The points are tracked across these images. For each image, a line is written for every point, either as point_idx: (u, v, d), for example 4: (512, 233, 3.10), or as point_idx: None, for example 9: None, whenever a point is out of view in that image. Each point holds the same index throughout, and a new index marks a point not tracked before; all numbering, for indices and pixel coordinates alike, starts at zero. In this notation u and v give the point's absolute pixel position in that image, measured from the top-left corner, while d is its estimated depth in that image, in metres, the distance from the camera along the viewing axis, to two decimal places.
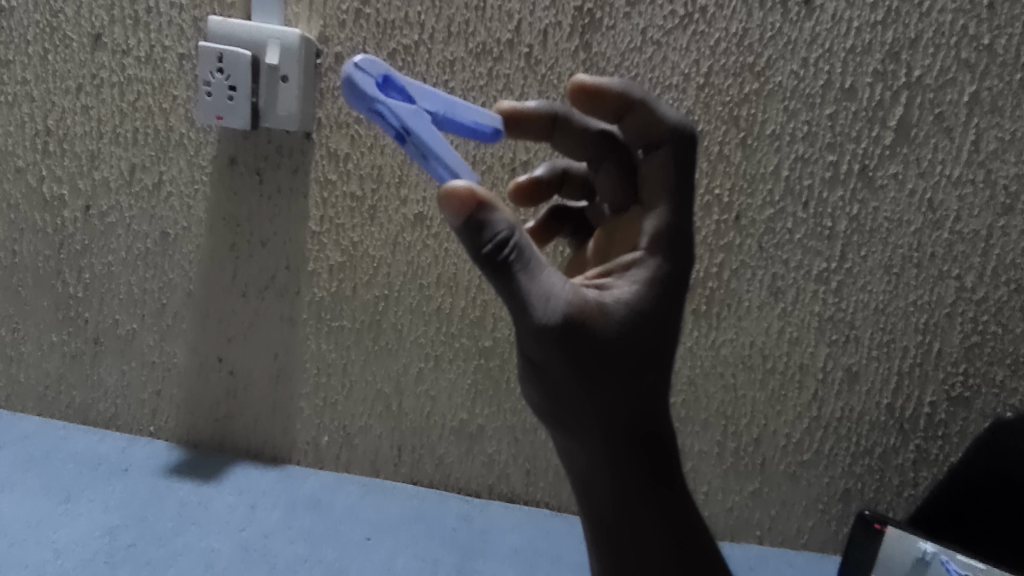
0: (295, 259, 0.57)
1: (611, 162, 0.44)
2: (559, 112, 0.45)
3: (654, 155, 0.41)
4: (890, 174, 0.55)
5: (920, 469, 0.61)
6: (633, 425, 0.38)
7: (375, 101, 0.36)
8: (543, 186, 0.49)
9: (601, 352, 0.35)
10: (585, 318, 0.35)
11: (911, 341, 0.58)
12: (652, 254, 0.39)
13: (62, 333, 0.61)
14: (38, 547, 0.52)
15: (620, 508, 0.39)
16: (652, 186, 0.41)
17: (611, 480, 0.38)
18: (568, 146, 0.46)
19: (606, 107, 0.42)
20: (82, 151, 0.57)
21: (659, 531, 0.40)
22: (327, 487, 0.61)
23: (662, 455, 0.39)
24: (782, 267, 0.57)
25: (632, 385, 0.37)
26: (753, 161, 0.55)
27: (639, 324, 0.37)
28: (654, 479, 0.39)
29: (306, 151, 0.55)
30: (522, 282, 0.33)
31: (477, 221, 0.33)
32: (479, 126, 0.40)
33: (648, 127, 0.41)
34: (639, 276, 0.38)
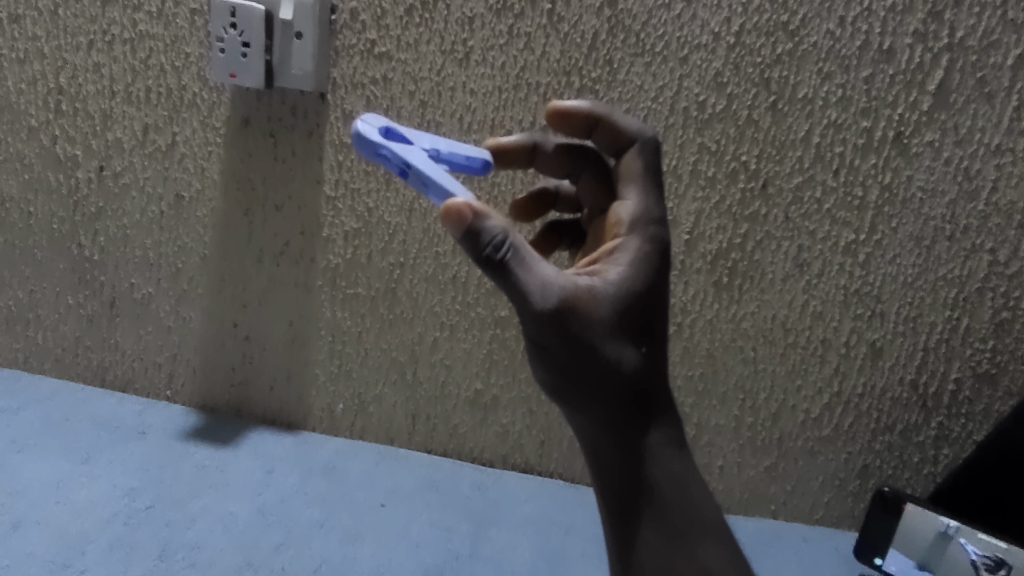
0: (310, 224, 0.57)
1: (588, 172, 0.44)
2: (539, 140, 0.46)
3: (625, 155, 0.42)
4: (925, 141, 0.53)
5: (941, 446, 0.60)
6: (636, 398, 0.37)
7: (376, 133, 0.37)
8: (534, 206, 0.48)
9: (601, 332, 0.35)
10: (579, 302, 0.34)
11: (939, 317, 0.57)
12: (634, 237, 0.39)
13: (78, 296, 0.61)
14: (59, 508, 0.52)
15: (630, 485, 0.38)
16: (625, 180, 0.41)
17: (620, 455, 0.37)
18: (549, 167, 0.46)
19: (576, 126, 0.43)
20: (94, 111, 0.57)
21: (671, 505, 0.38)
22: (342, 454, 0.61)
23: (665, 425, 0.39)
24: (809, 239, 0.56)
25: (634, 359, 0.36)
26: (783, 126, 0.53)
27: (633, 301, 0.36)
28: (661, 450, 0.38)
29: (321, 113, 0.54)
30: (519, 275, 0.32)
31: (471, 224, 0.32)
32: (469, 157, 0.41)
33: (614, 137, 0.42)
34: (624, 260, 0.38)
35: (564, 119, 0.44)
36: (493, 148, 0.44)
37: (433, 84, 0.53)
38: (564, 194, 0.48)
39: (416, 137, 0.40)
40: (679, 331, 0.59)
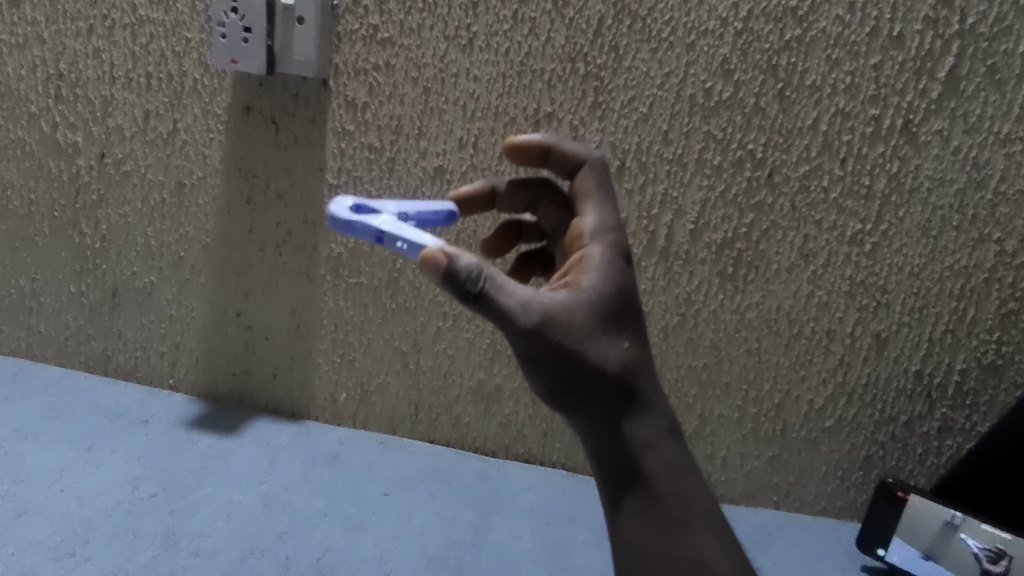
0: (312, 212, 0.56)
1: (548, 199, 0.46)
2: (498, 182, 0.47)
3: (579, 174, 0.44)
4: (934, 130, 0.52)
5: (945, 438, 0.60)
6: (627, 396, 0.37)
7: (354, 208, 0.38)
8: (501, 241, 0.49)
9: (586, 338, 0.35)
10: (560, 313, 0.35)
11: (945, 307, 0.56)
12: (601, 242, 0.40)
13: (80, 285, 0.61)
14: (62, 496, 0.52)
15: (631, 484, 0.37)
16: (584, 195, 0.43)
17: (617, 455, 0.37)
18: (511, 200, 0.47)
19: (531, 158, 0.45)
20: (95, 97, 0.56)
21: (675, 500, 0.37)
22: (345, 443, 0.61)
23: (659, 421, 0.38)
24: (815, 229, 0.55)
25: (623, 360, 0.36)
26: (790, 114, 0.52)
27: (613, 304, 0.37)
28: (658, 445, 0.38)
29: (323, 99, 0.54)
30: (500, 298, 0.33)
31: (444, 261, 0.32)
32: (440, 211, 0.44)
33: (566, 163, 0.44)
34: (595, 266, 0.39)
35: (516, 153, 0.45)
36: (454, 198, 0.46)
37: (436, 71, 0.53)
38: (528, 224, 0.49)
39: (384, 205, 0.43)
40: (684, 322, 0.58)
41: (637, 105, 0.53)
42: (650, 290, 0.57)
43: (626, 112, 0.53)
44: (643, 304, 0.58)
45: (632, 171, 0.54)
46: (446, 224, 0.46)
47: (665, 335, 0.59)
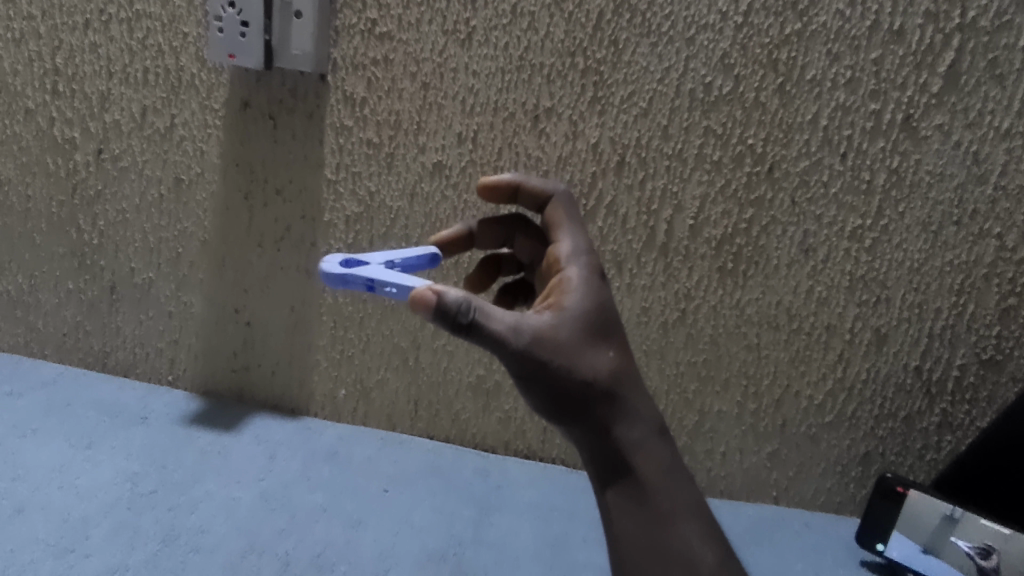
0: (311, 208, 0.56)
1: (523, 232, 0.47)
2: (475, 225, 0.49)
3: (549, 205, 0.45)
4: (934, 125, 0.52)
5: (944, 433, 0.60)
6: (614, 402, 0.37)
7: (345, 260, 0.40)
8: (483, 276, 0.50)
9: (574, 353, 0.36)
10: (547, 334, 0.36)
11: (945, 302, 0.56)
12: (577, 263, 0.41)
13: (78, 281, 0.61)
14: (61, 493, 0.51)
15: (624, 487, 0.36)
16: (555, 223, 0.44)
17: (610, 461, 0.37)
18: (489, 239, 0.49)
19: (503, 198, 0.47)
20: (91, 92, 0.56)
21: (666, 499, 0.37)
22: (345, 440, 0.61)
23: (646, 423, 0.38)
24: (815, 224, 0.55)
25: (610, 368, 0.37)
26: (790, 109, 0.52)
27: (594, 319, 0.38)
28: (647, 446, 0.38)
29: (321, 94, 0.53)
30: (491, 325, 0.34)
31: (433, 298, 0.33)
32: (423, 254, 0.45)
33: (536, 199, 0.46)
34: (574, 285, 0.40)
35: (488, 196, 0.47)
36: (436, 242, 0.48)
37: (435, 66, 0.52)
38: (507, 257, 0.50)
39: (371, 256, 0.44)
40: (683, 318, 0.58)
41: (637, 100, 0.52)
42: (650, 286, 0.57)
43: (626, 107, 0.53)
44: (643, 300, 0.58)
45: (631, 166, 0.54)
46: (430, 266, 0.47)
47: (664, 330, 0.59)
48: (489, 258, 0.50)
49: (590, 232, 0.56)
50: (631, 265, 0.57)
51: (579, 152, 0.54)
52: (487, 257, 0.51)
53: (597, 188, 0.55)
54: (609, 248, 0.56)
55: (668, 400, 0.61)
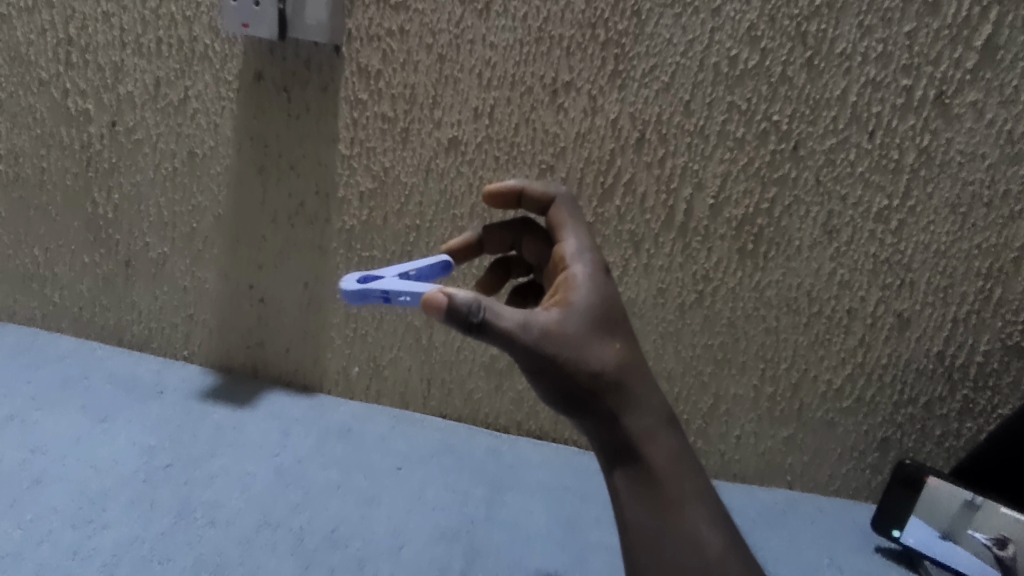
0: (325, 183, 0.56)
1: (529, 235, 0.48)
2: (482, 231, 0.49)
3: (552, 207, 0.46)
4: (968, 102, 0.50)
5: (964, 420, 0.59)
6: (623, 391, 0.37)
7: (362, 276, 0.41)
8: (493, 280, 0.51)
9: (583, 346, 0.37)
10: (555, 330, 0.36)
11: (971, 287, 0.55)
12: (582, 259, 0.42)
13: (94, 255, 0.61)
14: (79, 465, 0.51)
15: (632, 474, 0.37)
16: (558, 222, 0.45)
17: (618, 450, 0.37)
18: (496, 245, 0.49)
19: (508, 203, 0.47)
20: (105, 63, 0.55)
21: (673, 484, 0.37)
22: (358, 418, 0.61)
23: (655, 411, 0.38)
24: (839, 204, 0.54)
25: (618, 359, 0.38)
26: (818, 84, 0.51)
27: (601, 315, 0.38)
28: (655, 434, 0.38)
29: (335, 67, 0.52)
30: (501, 323, 0.34)
31: (444, 300, 0.34)
32: (435, 262, 0.46)
33: (539, 202, 0.47)
34: (580, 280, 0.40)
35: (492, 202, 0.48)
36: (446, 251, 0.48)
37: (451, 37, 0.51)
38: (516, 260, 0.51)
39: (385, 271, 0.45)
40: (701, 299, 0.57)
41: (659, 74, 0.51)
42: (667, 267, 0.56)
43: (647, 82, 0.51)
44: (660, 281, 0.57)
45: (651, 143, 0.53)
46: (443, 275, 0.47)
47: (681, 312, 0.58)
48: (498, 262, 0.50)
49: (607, 210, 0.55)
50: (648, 245, 0.56)
51: (598, 128, 0.53)
52: (497, 261, 0.51)
53: (616, 165, 0.54)
54: (627, 227, 0.55)
55: (683, 383, 0.60)
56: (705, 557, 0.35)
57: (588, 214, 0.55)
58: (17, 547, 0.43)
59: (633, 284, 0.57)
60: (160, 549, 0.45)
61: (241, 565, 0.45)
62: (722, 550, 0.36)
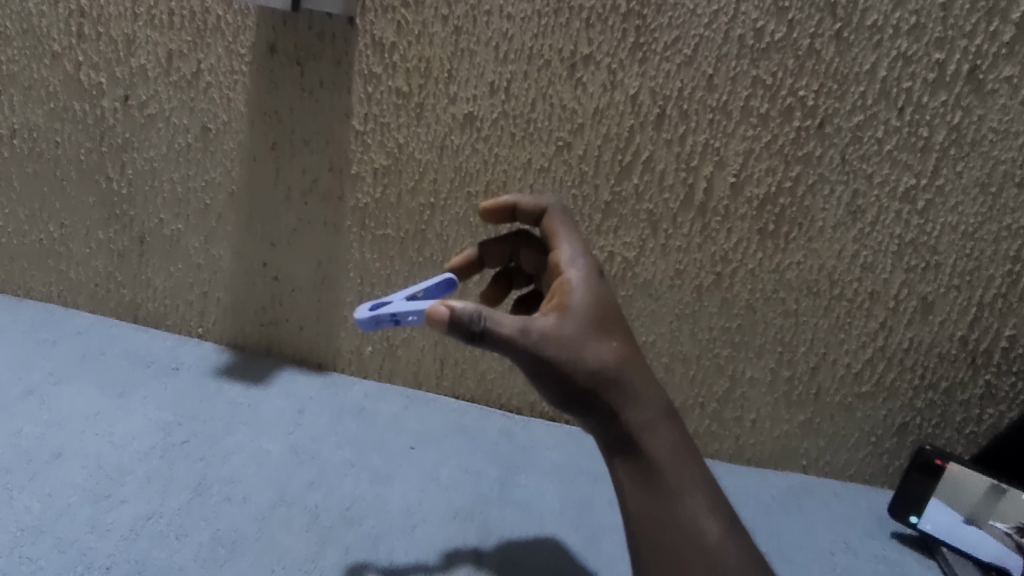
0: (338, 160, 0.55)
1: (525, 245, 0.48)
2: (480, 247, 0.50)
3: (544, 217, 0.47)
4: (1003, 77, 0.48)
5: (986, 406, 0.58)
6: (622, 389, 0.39)
7: (372, 304, 0.43)
8: (497, 292, 0.51)
9: (582, 348, 0.38)
10: (554, 334, 0.38)
11: (998, 270, 0.53)
12: (577, 262, 0.43)
13: (108, 231, 0.61)
14: (96, 439, 0.50)
15: (633, 466, 0.39)
16: (552, 230, 0.46)
17: (619, 444, 0.39)
18: (496, 260, 0.49)
19: (503, 218, 0.48)
20: (117, 35, 0.55)
21: (671, 473, 0.39)
22: (371, 397, 0.61)
23: (654, 406, 0.40)
24: (865, 183, 0.52)
25: (616, 356, 0.39)
26: (847, 58, 0.49)
27: (597, 317, 0.40)
28: (654, 426, 0.40)
29: (349, 39, 0.52)
30: (502, 330, 0.36)
31: (448, 313, 0.36)
32: (440, 280, 0.47)
33: (533, 214, 0.47)
34: (576, 284, 0.42)
35: (488, 218, 0.48)
36: (449, 269, 0.49)
37: (467, 8, 0.50)
38: (517, 271, 0.51)
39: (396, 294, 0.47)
40: (719, 281, 0.56)
41: (682, 47, 0.50)
42: (685, 248, 0.55)
43: (669, 55, 0.50)
44: (677, 262, 0.56)
45: (672, 119, 0.51)
46: (450, 291, 0.48)
47: (698, 294, 0.57)
48: (500, 275, 0.51)
49: (625, 189, 0.54)
50: (666, 225, 0.55)
51: (617, 104, 0.51)
52: (499, 273, 0.51)
53: (634, 143, 0.52)
54: (645, 207, 0.54)
55: (699, 365, 0.60)
56: (703, 542, 0.37)
57: (605, 193, 0.54)
58: (36, 521, 0.43)
59: (650, 265, 0.56)
60: (177, 524, 0.44)
61: (258, 541, 0.44)
62: (720, 535, 0.38)
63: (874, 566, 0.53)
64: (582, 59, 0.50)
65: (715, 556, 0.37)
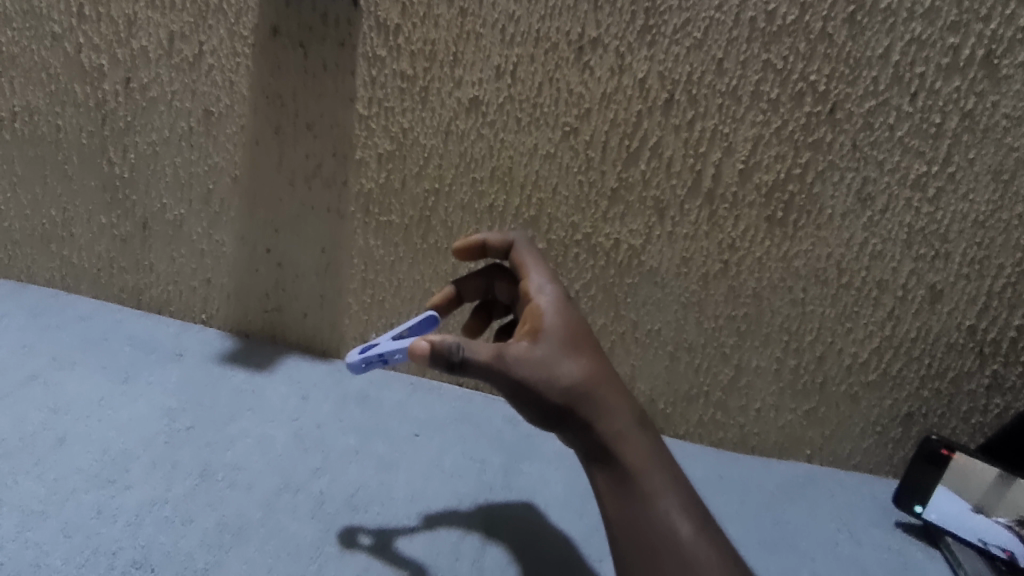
0: (342, 145, 0.54)
1: (499, 277, 0.51)
2: (456, 284, 0.52)
3: (511, 250, 0.50)
4: (1018, 62, 0.47)
5: (993, 396, 0.57)
6: (593, 399, 0.40)
7: (360, 348, 0.47)
8: (477, 324, 0.52)
9: (552, 365, 0.40)
10: (525, 353, 0.40)
11: (1009, 259, 0.53)
12: (545, 290, 0.46)
13: (111, 216, 0.60)
14: (101, 425, 0.50)
15: (609, 473, 0.40)
16: (520, 262, 0.49)
17: (593, 451, 0.40)
18: (473, 294, 0.52)
19: (475, 255, 0.50)
20: (118, 17, 0.54)
21: (645, 477, 0.39)
22: (376, 384, 0.61)
23: (625, 413, 0.41)
24: (875, 170, 0.51)
25: (587, 371, 0.41)
26: (859, 41, 0.48)
27: (565, 334, 0.42)
28: (628, 434, 0.41)
29: (353, 21, 0.51)
30: (479, 356, 0.38)
31: (427, 346, 0.38)
32: (422, 318, 0.49)
33: (501, 249, 0.50)
34: (545, 308, 0.44)
35: (459, 256, 0.50)
36: (431, 306, 0.51)
37: None
38: (494, 302, 0.52)
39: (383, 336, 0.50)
40: (726, 269, 0.56)
41: (691, 29, 0.49)
42: (693, 235, 0.55)
43: (678, 38, 0.49)
44: (684, 250, 0.55)
45: (681, 104, 0.51)
46: (434, 327, 0.50)
47: (705, 282, 0.56)
48: (479, 307, 0.53)
49: (632, 175, 0.53)
50: (673, 212, 0.54)
51: (625, 88, 0.51)
52: (477, 306, 0.53)
53: (642, 128, 0.52)
54: (652, 194, 0.54)
55: (704, 354, 0.59)
56: (680, 542, 0.37)
57: (611, 179, 0.53)
58: (41, 506, 0.43)
59: (656, 253, 0.56)
60: (183, 509, 0.44)
61: (263, 527, 0.44)
62: (697, 536, 0.37)
63: (879, 556, 0.53)
64: (590, 42, 0.50)
65: (691, 554, 0.36)
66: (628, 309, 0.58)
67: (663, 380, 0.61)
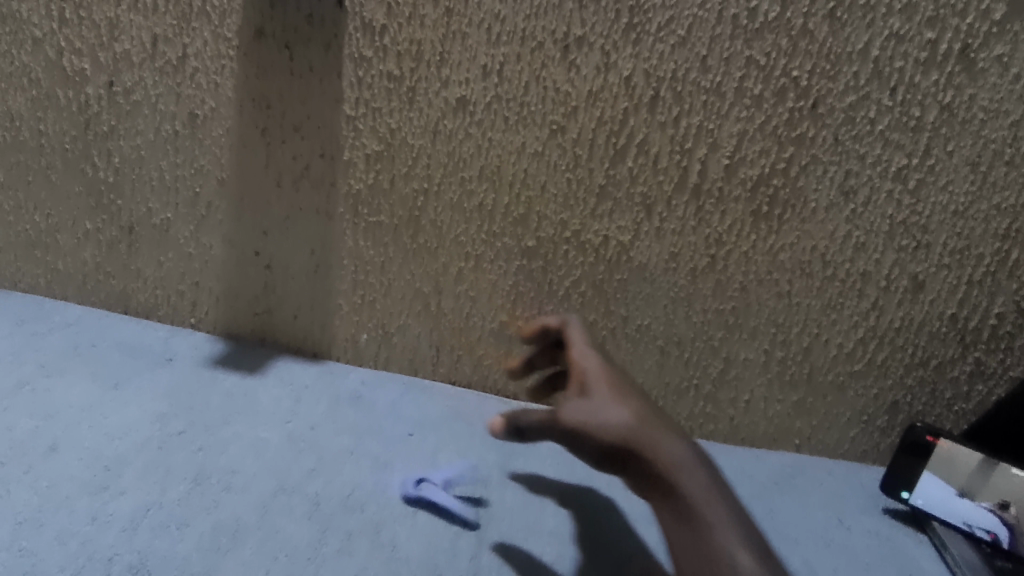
0: (330, 146, 0.54)
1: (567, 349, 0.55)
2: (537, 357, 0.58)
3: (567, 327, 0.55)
4: (994, 56, 0.49)
5: (975, 382, 0.59)
6: (646, 440, 0.42)
7: None
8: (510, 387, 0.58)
9: (601, 415, 0.44)
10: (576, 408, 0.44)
11: (988, 248, 0.54)
12: (590, 355, 0.50)
13: (96, 221, 0.60)
14: (92, 431, 0.50)
15: (666, 509, 0.40)
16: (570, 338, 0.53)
17: (649, 490, 0.42)
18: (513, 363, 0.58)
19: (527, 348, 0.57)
20: (100, 20, 0.53)
21: (700, 505, 0.39)
22: (368, 384, 0.61)
23: (680, 449, 0.42)
24: (857, 164, 0.52)
25: (636, 418, 0.43)
26: (840, 37, 0.49)
27: (612, 390, 0.46)
28: (685, 469, 0.41)
29: (338, 22, 0.51)
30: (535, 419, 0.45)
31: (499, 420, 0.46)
32: None
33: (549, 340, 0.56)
34: (594, 369, 0.49)
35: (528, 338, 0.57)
36: None
37: None
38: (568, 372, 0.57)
39: None
40: (713, 264, 0.56)
41: (675, 27, 0.49)
42: (680, 231, 0.55)
43: (663, 36, 0.50)
44: (672, 245, 0.56)
45: (666, 101, 0.51)
46: None
47: (693, 277, 0.57)
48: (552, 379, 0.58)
49: (619, 172, 0.54)
50: (661, 208, 0.55)
51: (610, 86, 0.51)
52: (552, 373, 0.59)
53: (629, 125, 0.52)
54: (640, 190, 0.54)
55: (693, 348, 0.60)
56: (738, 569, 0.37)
57: (599, 176, 0.54)
58: (35, 513, 0.42)
59: (644, 249, 0.56)
60: (178, 514, 0.44)
61: (260, 529, 0.44)
62: (755, 562, 0.37)
63: (867, 542, 0.54)
64: (575, 40, 0.50)
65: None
66: (617, 306, 0.59)
67: (654, 374, 0.61)
